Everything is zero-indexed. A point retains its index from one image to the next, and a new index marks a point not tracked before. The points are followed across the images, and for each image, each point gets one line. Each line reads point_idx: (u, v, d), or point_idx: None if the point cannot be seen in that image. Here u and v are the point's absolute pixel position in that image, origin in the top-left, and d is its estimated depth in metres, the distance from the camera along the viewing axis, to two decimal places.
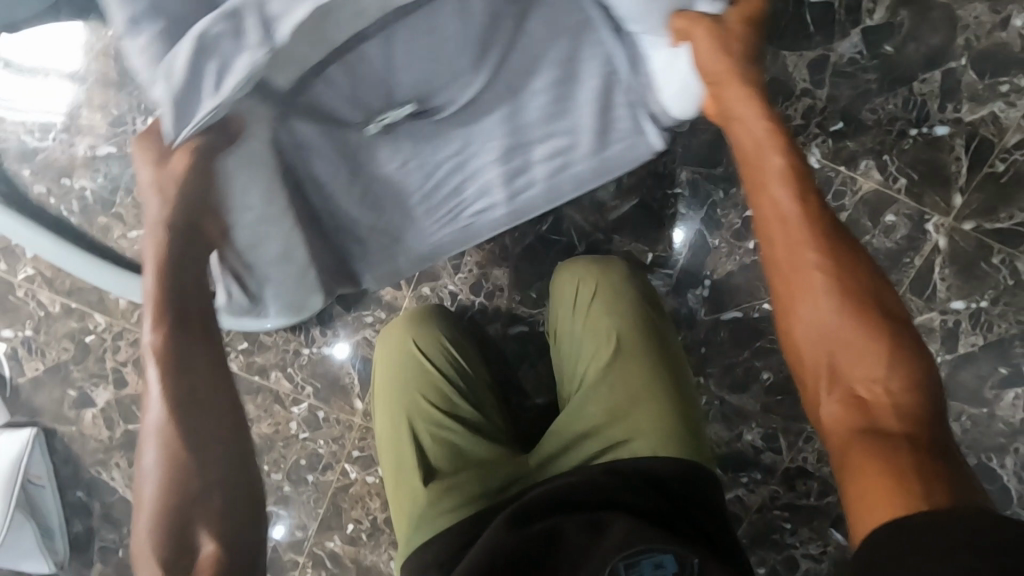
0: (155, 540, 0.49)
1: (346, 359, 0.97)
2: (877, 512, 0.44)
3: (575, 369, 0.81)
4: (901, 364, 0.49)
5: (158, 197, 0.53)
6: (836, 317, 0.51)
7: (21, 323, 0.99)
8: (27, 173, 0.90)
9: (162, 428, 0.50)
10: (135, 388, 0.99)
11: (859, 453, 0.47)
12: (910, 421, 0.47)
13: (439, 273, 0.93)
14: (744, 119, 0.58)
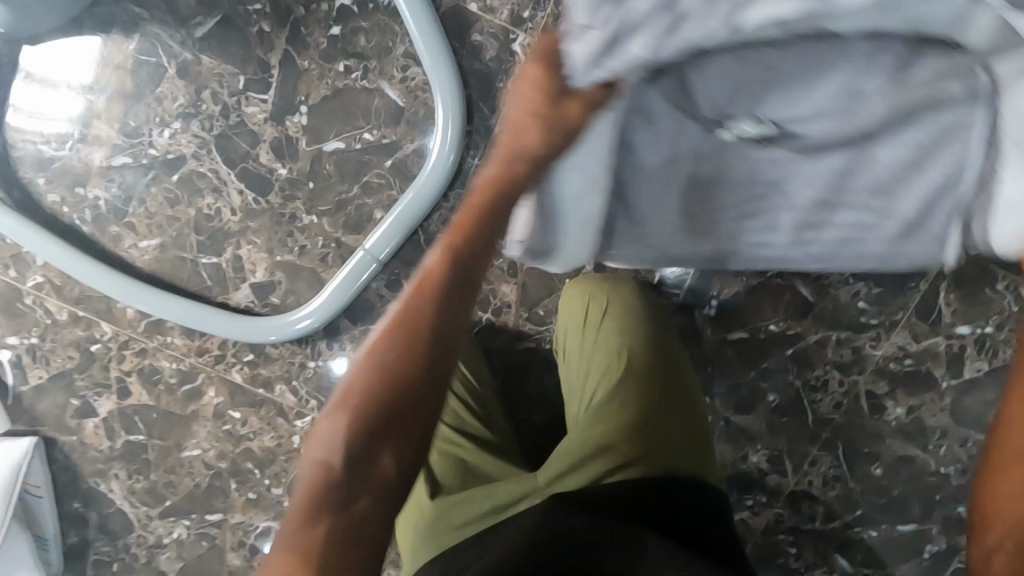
0: (351, 431, 0.49)
1: None
2: None
3: (585, 386, 0.81)
4: None
5: (529, 126, 0.53)
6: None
7: (27, 331, 0.99)
8: (42, 182, 0.91)
9: (395, 345, 0.49)
10: (139, 398, 0.99)
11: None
12: None
13: None
14: None
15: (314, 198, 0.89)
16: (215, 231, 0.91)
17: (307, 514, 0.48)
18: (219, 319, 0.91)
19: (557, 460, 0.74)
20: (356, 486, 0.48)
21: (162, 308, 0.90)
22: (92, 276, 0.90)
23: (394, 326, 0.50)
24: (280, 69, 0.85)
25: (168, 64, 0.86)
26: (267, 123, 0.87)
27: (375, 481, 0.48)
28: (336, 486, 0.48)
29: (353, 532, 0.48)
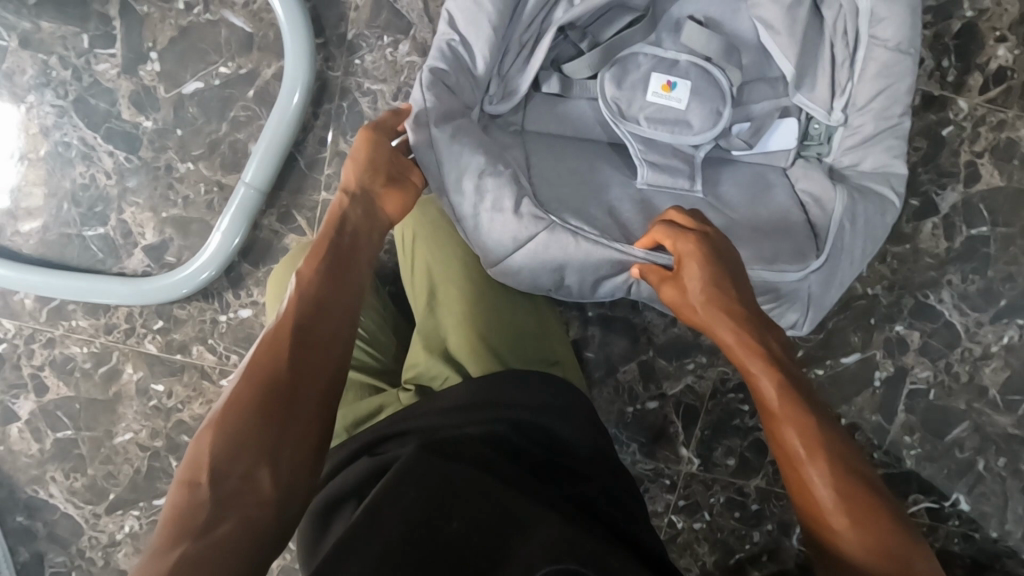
0: (218, 446, 0.48)
1: None
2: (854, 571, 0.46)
3: (424, 297, 0.78)
4: (816, 462, 0.49)
5: (364, 168, 0.66)
6: (780, 407, 0.52)
7: None
8: None
9: (261, 353, 0.53)
10: (58, 392, 0.96)
11: (808, 503, 0.49)
12: (864, 538, 0.46)
13: None
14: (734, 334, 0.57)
15: (185, 144, 0.88)
16: (95, 199, 0.89)
17: (166, 541, 0.44)
18: (117, 288, 0.89)
19: (418, 422, 0.63)
20: (224, 505, 0.46)
21: (55, 289, 0.88)
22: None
23: (273, 335, 0.55)
24: (121, 20, 0.85)
25: (9, 37, 0.85)
26: (121, 77, 0.86)
27: (251, 505, 0.46)
28: (201, 509, 0.45)
29: (215, 556, 0.43)
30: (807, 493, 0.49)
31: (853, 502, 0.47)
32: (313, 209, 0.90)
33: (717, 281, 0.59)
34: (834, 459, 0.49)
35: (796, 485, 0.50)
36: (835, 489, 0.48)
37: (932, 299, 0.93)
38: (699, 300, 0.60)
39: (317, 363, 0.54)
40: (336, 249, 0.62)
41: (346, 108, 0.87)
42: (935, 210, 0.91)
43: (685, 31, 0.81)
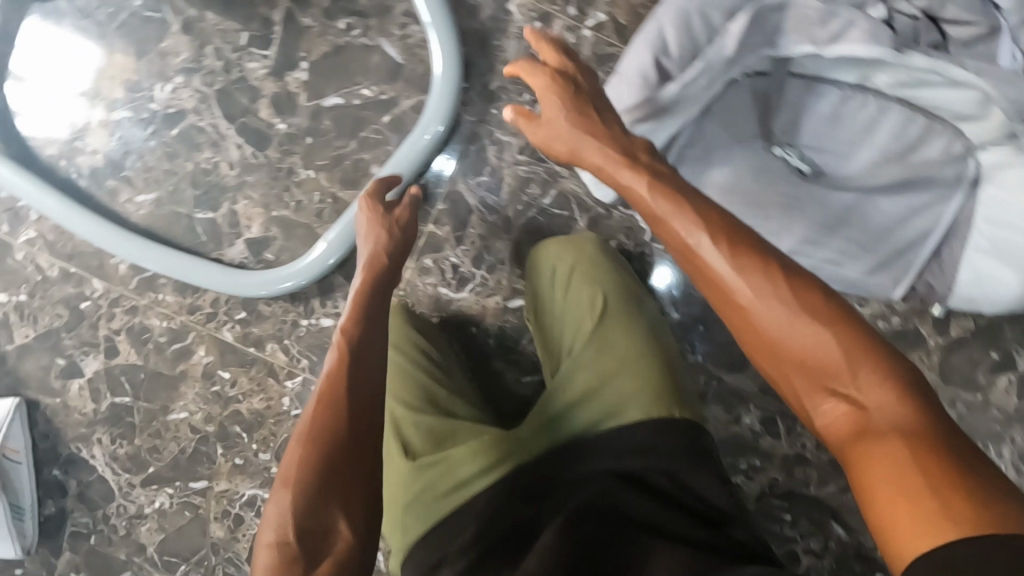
0: (301, 504, 0.55)
1: (449, 272, 0.93)
2: (813, 389, 0.49)
3: (558, 338, 0.84)
4: (769, 291, 0.50)
5: (375, 234, 0.76)
6: (715, 250, 0.52)
7: (16, 288, 0.96)
8: (42, 135, 0.92)
9: (316, 405, 0.60)
10: (127, 359, 0.98)
11: (758, 345, 0.51)
12: (817, 350, 0.48)
13: (442, 246, 0.93)
14: (659, 203, 0.56)
15: (312, 153, 0.91)
16: (213, 186, 0.92)
17: None
18: (203, 271, 0.91)
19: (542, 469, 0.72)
20: (315, 561, 0.53)
21: (144, 258, 0.90)
22: (81, 225, 0.90)
23: (325, 399, 0.60)
24: (282, 26, 0.87)
25: (173, 19, 0.88)
26: (267, 78, 0.89)
27: (338, 558, 0.54)
28: (296, 564, 0.53)
29: None
30: (748, 315, 0.51)
31: (822, 319, 0.48)
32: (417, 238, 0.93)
33: (605, 159, 0.61)
34: (764, 280, 0.50)
35: (741, 324, 0.51)
36: (773, 316, 0.50)
37: (1002, 455, 0.92)
38: (603, 165, 0.61)
39: (371, 397, 0.62)
40: (359, 315, 0.68)
41: (474, 151, 0.90)
42: (1013, 366, 0.93)
43: (844, 112, 0.83)
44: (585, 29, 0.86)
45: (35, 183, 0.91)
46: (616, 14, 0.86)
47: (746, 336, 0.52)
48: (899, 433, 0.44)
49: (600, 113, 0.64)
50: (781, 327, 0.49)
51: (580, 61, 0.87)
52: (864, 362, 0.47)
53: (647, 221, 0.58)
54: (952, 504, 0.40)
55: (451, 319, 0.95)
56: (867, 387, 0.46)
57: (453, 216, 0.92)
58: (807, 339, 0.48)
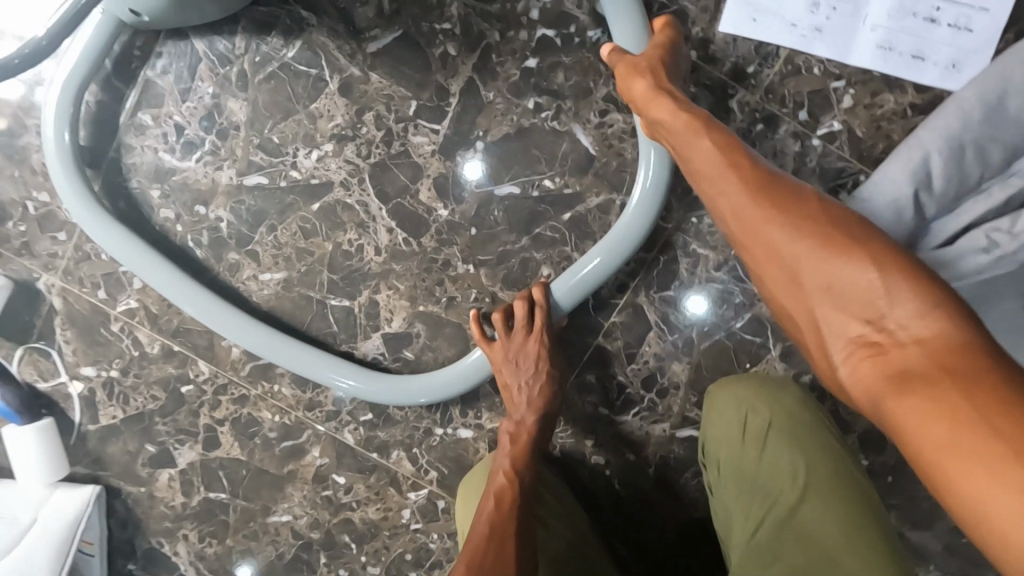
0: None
1: (613, 392, 0.81)
2: (871, 367, 0.45)
3: (750, 511, 0.72)
4: (817, 243, 0.50)
5: (533, 365, 0.73)
6: (754, 208, 0.54)
7: (107, 362, 0.83)
8: (156, 194, 0.78)
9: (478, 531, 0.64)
10: (228, 452, 0.85)
11: (817, 305, 0.50)
12: (902, 329, 0.44)
13: (609, 362, 0.81)
14: (709, 161, 0.58)
15: (474, 246, 0.78)
16: (353, 271, 0.79)
17: None
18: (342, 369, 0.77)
19: None
20: None
21: (259, 344, 0.76)
22: (191, 297, 0.75)
23: (497, 533, 0.63)
24: (460, 98, 0.74)
25: (330, 77, 0.74)
26: (434, 157, 0.76)
27: None
28: None
29: None
30: (797, 273, 0.51)
31: (887, 270, 0.46)
32: (582, 350, 0.81)
33: (678, 132, 0.61)
34: (829, 235, 0.50)
35: (796, 282, 0.51)
36: (825, 279, 0.48)
37: None
38: (673, 130, 0.61)
39: (528, 537, 0.64)
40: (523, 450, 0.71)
41: (662, 262, 0.78)
42: None
43: None
44: (816, 137, 0.74)
45: (126, 247, 0.74)
46: (854, 124, 0.73)
47: (773, 278, 0.54)
48: (953, 382, 0.39)
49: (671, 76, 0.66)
50: (811, 274, 0.49)
51: (804, 174, 0.74)
52: (928, 331, 0.42)
53: (705, 199, 0.59)
54: (968, 430, 0.37)
55: (607, 443, 0.83)
56: (925, 356, 0.42)
57: (627, 331, 0.80)
58: (835, 271, 0.48)
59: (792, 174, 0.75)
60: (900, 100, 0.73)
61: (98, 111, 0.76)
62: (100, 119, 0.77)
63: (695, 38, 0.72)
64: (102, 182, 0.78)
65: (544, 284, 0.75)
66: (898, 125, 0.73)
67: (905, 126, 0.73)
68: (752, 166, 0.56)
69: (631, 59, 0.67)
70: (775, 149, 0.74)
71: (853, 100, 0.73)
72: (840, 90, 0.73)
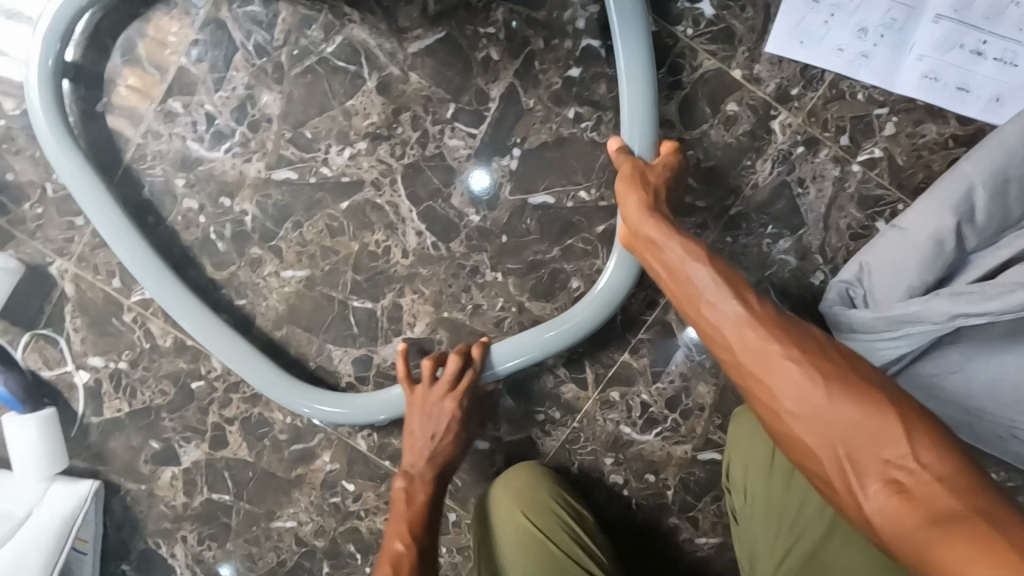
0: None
1: (636, 410, 0.80)
2: (893, 511, 0.43)
3: (772, 546, 0.68)
4: (819, 378, 0.50)
5: (446, 428, 0.72)
6: (753, 340, 0.54)
7: (117, 353, 0.80)
8: (181, 184, 0.76)
9: None
10: (235, 452, 0.82)
11: (823, 447, 0.48)
12: (920, 469, 0.43)
13: (634, 380, 0.79)
14: (709, 288, 0.58)
15: (504, 254, 0.76)
16: (378, 273, 0.77)
17: None
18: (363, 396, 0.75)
19: None
20: None
21: (238, 364, 0.73)
22: (180, 308, 0.72)
23: None
24: (500, 104, 0.73)
25: (369, 75, 0.73)
26: (469, 161, 0.74)
27: None
28: None
29: None
30: (800, 412, 0.50)
31: (893, 408, 0.46)
32: (607, 366, 0.79)
33: (676, 251, 0.61)
34: (830, 374, 0.50)
35: (800, 418, 0.50)
36: (831, 420, 0.48)
37: None
38: (666, 250, 0.61)
39: None
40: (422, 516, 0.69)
41: None
42: None
43: None
44: (856, 163, 0.73)
45: (126, 236, 0.72)
46: (895, 152, 0.73)
47: (773, 415, 0.52)
48: (988, 533, 0.38)
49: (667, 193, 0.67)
50: (822, 407, 0.49)
51: (843, 199, 0.73)
52: (941, 467, 0.43)
53: (705, 330, 0.58)
54: (1017, 571, 0.36)
55: (627, 463, 0.81)
56: (946, 499, 0.41)
57: (653, 349, 0.78)
58: (851, 409, 0.47)
59: (830, 199, 0.74)
60: (941, 130, 0.72)
61: (126, 94, 0.74)
62: (128, 103, 0.74)
63: (741, 56, 0.72)
64: (126, 168, 0.76)
65: (484, 343, 0.73)
66: (938, 156, 0.72)
67: (945, 157, 0.72)
68: (751, 300, 0.56)
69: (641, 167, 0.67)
70: (815, 173, 0.74)
71: (895, 128, 0.72)
72: (882, 118, 0.72)
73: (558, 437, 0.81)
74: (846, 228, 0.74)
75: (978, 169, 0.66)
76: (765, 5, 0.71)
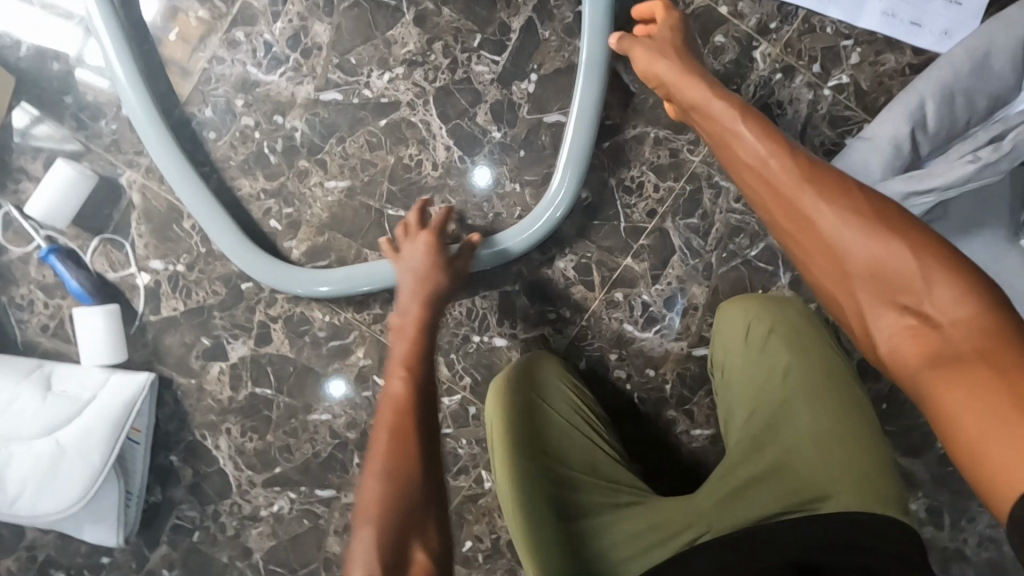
0: (383, 542, 0.55)
1: (638, 309, 0.89)
2: (908, 336, 0.51)
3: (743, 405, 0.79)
4: (855, 221, 0.54)
5: (423, 256, 0.79)
6: (809, 195, 0.57)
7: (175, 257, 0.90)
8: (240, 104, 0.87)
9: (394, 393, 0.66)
10: (278, 349, 0.91)
11: (845, 285, 0.55)
12: (941, 305, 0.50)
13: (635, 282, 0.89)
14: (767, 161, 0.61)
15: (523, 166, 0.87)
16: (411, 184, 0.88)
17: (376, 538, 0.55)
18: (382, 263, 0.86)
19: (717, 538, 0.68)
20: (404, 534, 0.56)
21: (252, 266, 0.86)
22: (205, 212, 0.85)
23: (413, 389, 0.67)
24: (520, 34, 0.84)
25: (407, 9, 0.84)
26: (492, 85, 0.85)
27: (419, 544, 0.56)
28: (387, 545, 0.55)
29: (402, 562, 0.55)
30: (834, 251, 0.55)
31: (922, 249, 0.51)
32: (612, 269, 0.89)
33: (727, 118, 0.65)
34: (869, 215, 0.54)
35: (829, 257, 0.56)
36: (857, 257, 0.54)
37: None
38: (719, 120, 0.66)
39: (428, 400, 0.66)
40: (411, 327, 0.74)
41: (688, 192, 0.87)
42: None
43: None
44: (826, 88, 0.85)
45: (169, 151, 0.84)
46: (860, 78, 0.84)
47: (811, 257, 0.58)
48: (978, 355, 0.47)
49: (700, 71, 0.72)
50: (851, 245, 0.54)
51: (816, 119, 0.85)
52: (949, 304, 0.49)
53: (760, 190, 0.62)
54: (998, 387, 0.45)
55: (629, 359, 0.91)
56: (956, 328, 0.48)
57: (653, 253, 0.88)
58: (875, 251, 0.53)
59: (805, 119, 0.85)
60: (899, 60, 0.84)
61: (195, 25, 0.86)
62: (197, 33, 0.86)
63: None
64: (192, 90, 0.87)
65: (446, 209, 0.84)
66: (897, 81, 0.84)
67: (903, 82, 0.84)
68: (808, 163, 0.59)
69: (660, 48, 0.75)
70: (791, 97, 0.85)
71: (860, 58, 0.84)
72: (849, 49, 0.84)
73: (568, 334, 0.90)
74: (819, 144, 0.85)
75: (926, 85, 0.78)
76: None
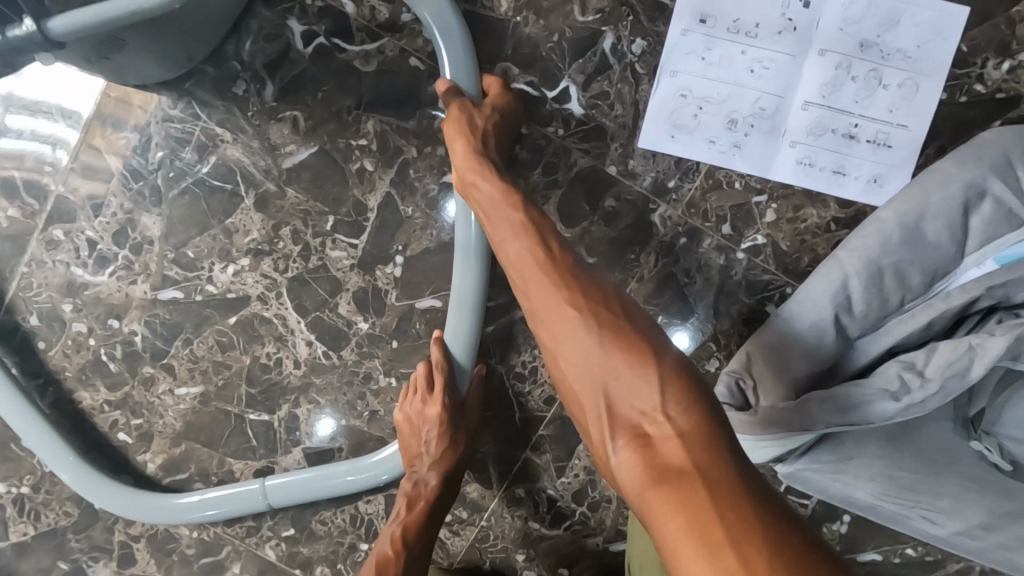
0: None
1: (543, 505, 0.78)
2: (626, 453, 0.44)
3: None
4: (583, 320, 0.51)
5: (434, 424, 0.70)
6: (542, 281, 0.54)
7: (18, 478, 0.80)
8: (68, 309, 0.76)
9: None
10: (144, 570, 0.81)
11: (579, 392, 0.49)
12: (658, 415, 0.44)
13: (538, 475, 0.78)
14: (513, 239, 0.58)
15: (397, 358, 0.75)
16: (272, 385, 0.76)
17: None
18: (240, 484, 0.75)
19: None
20: None
21: (82, 488, 0.74)
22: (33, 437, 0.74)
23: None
24: (378, 213, 0.73)
25: (245, 192, 0.73)
26: (352, 271, 0.74)
27: None
28: None
29: None
30: (563, 349, 0.51)
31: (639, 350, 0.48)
32: (511, 463, 0.78)
33: (489, 198, 0.61)
34: (598, 319, 0.50)
35: (559, 358, 0.51)
36: (583, 357, 0.49)
37: None
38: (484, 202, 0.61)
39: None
40: (419, 502, 0.70)
41: None
42: None
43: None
44: (739, 251, 0.72)
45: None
46: (778, 237, 0.72)
47: (551, 359, 0.52)
48: (684, 476, 0.40)
49: (494, 146, 0.66)
50: (580, 348, 0.50)
51: (729, 287, 0.73)
52: (672, 415, 0.44)
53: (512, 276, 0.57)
54: (704, 517, 0.37)
55: (538, 558, 0.80)
56: (675, 448, 0.42)
57: (555, 444, 0.77)
58: (596, 357, 0.49)
59: (717, 287, 0.73)
60: (822, 214, 0.72)
61: (8, 224, 0.74)
62: (11, 233, 0.75)
63: (615, 152, 0.71)
64: (12, 297, 0.76)
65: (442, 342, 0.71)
66: (821, 238, 0.72)
67: (829, 239, 0.72)
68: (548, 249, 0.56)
69: (469, 109, 0.66)
70: (700, 263, 0.73)
71: (776, 215, 0.72)
72: (762, 205, 0.72)
73: (467, 537, 0.80)
74: (736, 315, 0.73)
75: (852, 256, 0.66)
76: (634, 101, 0.70)
